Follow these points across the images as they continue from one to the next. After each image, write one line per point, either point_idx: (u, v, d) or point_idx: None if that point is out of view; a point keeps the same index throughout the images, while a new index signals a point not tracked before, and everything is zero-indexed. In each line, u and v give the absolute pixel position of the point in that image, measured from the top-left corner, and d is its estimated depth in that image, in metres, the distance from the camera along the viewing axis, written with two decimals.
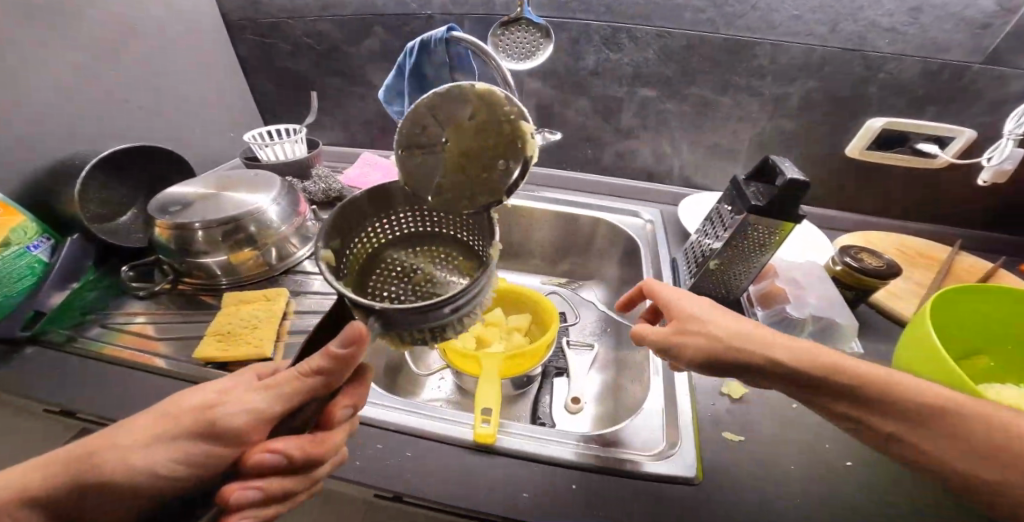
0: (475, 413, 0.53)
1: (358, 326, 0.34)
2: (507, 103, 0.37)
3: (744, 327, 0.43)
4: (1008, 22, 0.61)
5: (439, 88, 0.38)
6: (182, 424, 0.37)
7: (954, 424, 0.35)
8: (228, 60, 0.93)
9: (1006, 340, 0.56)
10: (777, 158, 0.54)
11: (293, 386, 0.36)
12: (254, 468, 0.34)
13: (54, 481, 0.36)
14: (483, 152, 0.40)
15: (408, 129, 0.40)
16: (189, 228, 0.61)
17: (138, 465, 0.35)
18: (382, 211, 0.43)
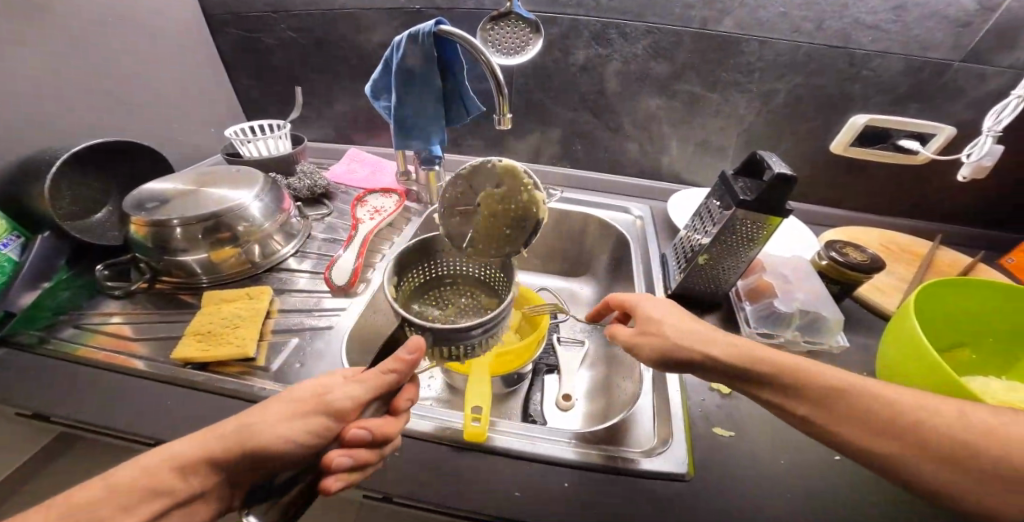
0: (464, 413, 0.52)
1: (417, 340, 0.42)
2: (525, 177, 0.50)
3: (694, 328, 0.46)
4: (987, 20, 0.62)
5: (474, 165, 0.50)
6: (295, 406, 0.40)
7: (870, 414, 0.38)
8: (208, 54, 0.91)
9: (986, 333, 0.57)
10: (765, 152, 0.54)
11: (386, 376, 0.42)
12: (350, 443, 0.40)
13: (180, 464, 0.36)
14: (506, 212, 0.52)
15: (450, 193, 0.52)
16: (167, 225, 0.59)
17: (259, 444, 0.38)
18: (426, 255, 0.54)
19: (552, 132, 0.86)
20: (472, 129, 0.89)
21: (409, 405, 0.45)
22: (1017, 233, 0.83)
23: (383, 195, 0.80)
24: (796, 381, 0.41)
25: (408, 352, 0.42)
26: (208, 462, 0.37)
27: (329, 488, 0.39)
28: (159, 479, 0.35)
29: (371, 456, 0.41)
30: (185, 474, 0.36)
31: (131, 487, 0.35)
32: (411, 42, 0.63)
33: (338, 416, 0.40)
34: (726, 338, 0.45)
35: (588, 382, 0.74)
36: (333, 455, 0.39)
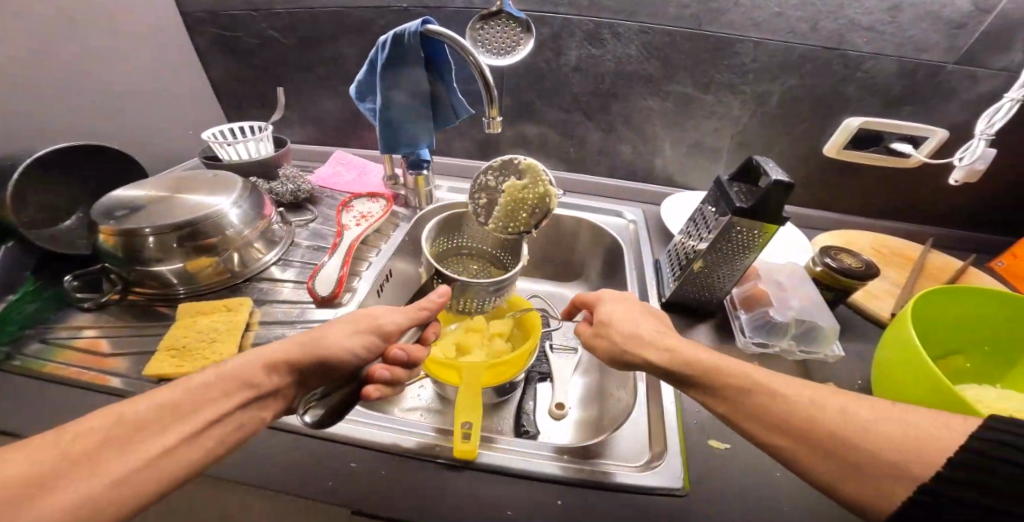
0: (455, 429, 0.50)
1: (445, 289, 0.55)
2: (542, 173, 0.58)
3: (645, 330, 0.47)
4: (982, 22, 0.61)
5: (500, 160, 0.59)
6: (355, 326, 0.48)
7: (781, 416, 0.38)
8: (185, 53, 0.87)
9: (981, 342, 0.56)
10: (761, 158, 0.52)
11: (421, 312, 0.53)
12: (391, 360, 0.48)
13: (269, 363, 0.42)
14: (523, 201, 0.61)
15: (481, 179, 0.61)
16: (138, 233, 0.56)
17: (326, 351, 0.45)
18: (457, 226, 0.66)
19: (543, 134, 0.84)
20: (462, 131, 0.87)
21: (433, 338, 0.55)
22: (1008, 235, 0.84)
23: (370, 200, 0.78)
24: (719, 381, 0.42)
25: (438, 295, 0.54)
26: (287, 364, 0.43)
27: (371, 394, 0.45)
28: (251, 373, 0.41)
29: (406, 374, 0.49)
30: (270, 372, 0.42)
31: (230, 377, 0.40)
32: (397, 42, 0.60)
33: (383, 338, 0.49)
34: (673, 345, 0.45)
35: (582, 388, 0.72)
36: (376, 369, 0.47)
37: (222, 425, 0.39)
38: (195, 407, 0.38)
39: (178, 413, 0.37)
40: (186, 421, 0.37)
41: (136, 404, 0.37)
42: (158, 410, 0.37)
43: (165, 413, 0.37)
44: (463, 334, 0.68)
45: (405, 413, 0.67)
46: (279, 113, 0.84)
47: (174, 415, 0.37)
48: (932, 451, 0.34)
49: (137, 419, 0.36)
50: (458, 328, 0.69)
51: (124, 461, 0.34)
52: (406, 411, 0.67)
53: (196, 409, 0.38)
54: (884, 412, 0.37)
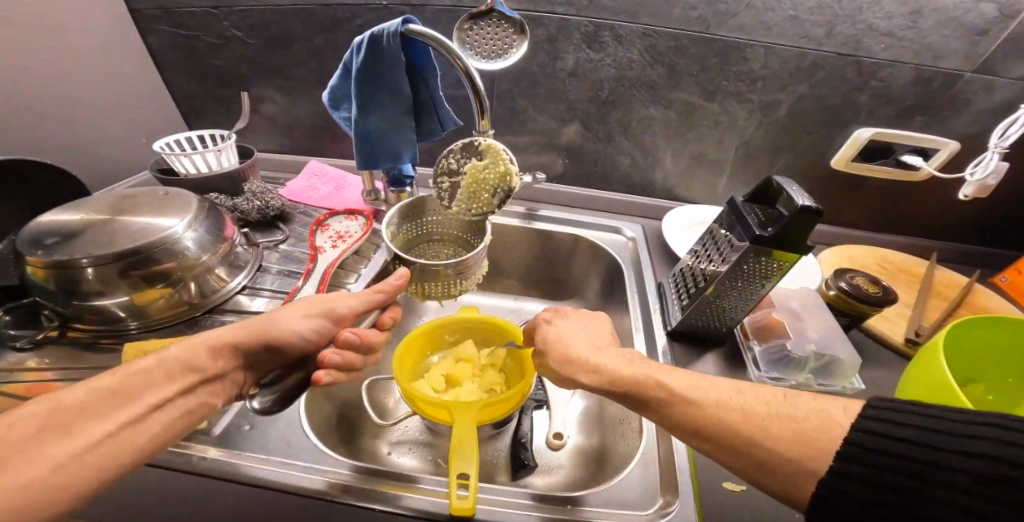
0: (450, 480, 0.43)
1: (405, 270, 0.49)
2: (505, 154, 0.49)
3: (569, 340, 0.45)
4: (1005, 29, 0.58)
5: (457, 141, 0.49)
6: (307, 309, 0.47)
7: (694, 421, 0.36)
8: (138, 54, 0.79)
9: (1005, 371, 0.52)
10: (783, 179, 0.47)
11: (376, 296, 0.50)
12: (341, 344, 0.46)
13: (216, 348, 0.41)
14: (488, 183, 0.52)
15: (440, 162, 0.51)
16: (74, 264, 0.49)
17: (274, 336, 0.45)
18: (418, 214, 0.56)
19: (535, 144, 0.79)
20: (448, 140, 0.80)
21: (391, 323, 0.54)
22: (1012, 249, 0.81)
23: (347, 217, 0.71)
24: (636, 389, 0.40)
25: (395, 278, 0.49)
26: (233, 348, 0.43)
27: (320, 379, 0.43)
28: (196, 357, 0.40)
29: (358, 359, 0.47)
30: (216, 356, 0.42)
31: (173, 362, 0.39)
32: (375, 46, 0.54)
33: (335, 321, 0.48)
34: (588, 356, 0.43)
35: (581, 413, 0.66)
36: (326, 352, 0.44)
37: (168, 409, 0.37)
38: (137, 392, 0.36)
39: (120, 399, 0.35)
40: (130, 405, 0.35)
41: (72, 390, 0.34)
42: (98, 396, 0.35)
43: (105, 398, 0.35)
44: (453, 366, 0.62)
45: (391, 447, 0.61)
46: (244, 120, 0.76)
47: (116, 399, 0.35)
48: (826, 442, 0.32)
49: (76, 405, 0.34)
50: (447, 359, 0.63)
51: (65, 448, 0.32)
52: (393, 445, 0.61)
53: (139, 393, 0.36)
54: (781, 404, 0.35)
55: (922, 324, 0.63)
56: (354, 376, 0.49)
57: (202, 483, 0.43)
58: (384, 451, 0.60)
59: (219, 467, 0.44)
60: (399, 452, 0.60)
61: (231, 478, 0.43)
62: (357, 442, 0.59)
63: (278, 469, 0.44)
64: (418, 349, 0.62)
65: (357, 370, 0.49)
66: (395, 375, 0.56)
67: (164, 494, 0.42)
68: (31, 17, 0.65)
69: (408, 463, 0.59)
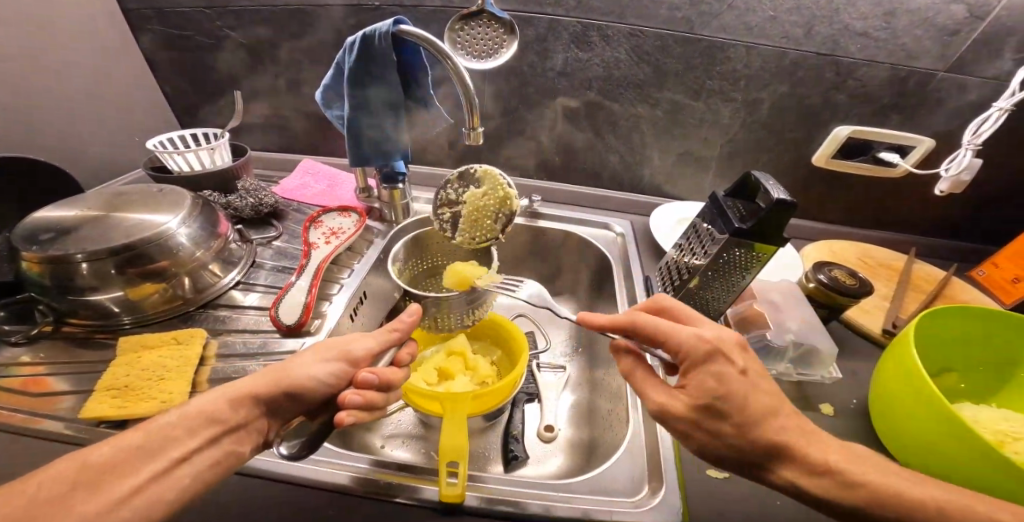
0: (440, 468, 0.44)
1: (416, 306, 0.48)
2: (502, 180, 0.55)
3: (752, 405, 0.36)
4: (975, 30, 0.60)
5: (457, 171, 0.56)
6: (323, 353, 0.42)
7: (883, 518, 0.34)
8: (131, 54, 0.79)
9: (973, 360, 0.55)
10: (760, 175, 0.49)
11: (392, 334, 0.46)
12: (362, 384, 0.41)
13: (235, 397, 0.38)
14: (489, 207, 0.57)
15: (439, 194, 0.56)
16: (69, 259, 0.50)
17: (293, 382, 0.40)
18: (421, 248, 0.60)
19: (526, 142, 0.80)
20: (440, 139, 0.82)
21: (410, 360, 0.47)
22: (988, 244, 0.84)
23: (340, 214, 0.71)
24: (813, 473, 0.35)
25: (409, 314, 0.47)
26: (254, 399, 0.39)
27: (342, 421, 0.38)
28: (215, 408, 0.37)
29: (382, 399, 0.42)
30: (238, 405, 0.38)
31: (193, 414, 0.36)
32: (367, 45, 0.55)
33: (353, 363, 0.43)
34: (772, 434, 0.36)
35: (572, 406, 0.68)
36: (345, 393, 0.40)
37: (194, 462, 0.35)
38: (163, 446, 0.34)
39: (144, 454, 0.34)
40: (153, 462, 0.33)
41: (100, 448, 0.33)
42: (122, 453, 0.33)
43: (130, 454, 0.33)
44: (444, 359, 0.63)
45: (384, 440, 0.62)
46: (236, 119, 0.77)
47: (139, 456, 0.33)
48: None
49: (101, 463, 0.32)
50: (438, 353, 0.64)
51: (93, 504, 0.30)
52: (385, 439, 0.62)
53: (163, 447, 0.34)
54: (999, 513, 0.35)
55: (898, 314, 0.65)
56: (379, 416, 0.43)
57: None
58: (377, 444, 0.61)
59: None
60: (392, 445, 0.61)
61: None
62: (350, 435, 0.60)
63: (273, 460, 0.45)
64: None
65: (381, 410, 0.43)
66: None
67: None
68: (22, 16, 0.65)
69: (401, 455, 0.60)
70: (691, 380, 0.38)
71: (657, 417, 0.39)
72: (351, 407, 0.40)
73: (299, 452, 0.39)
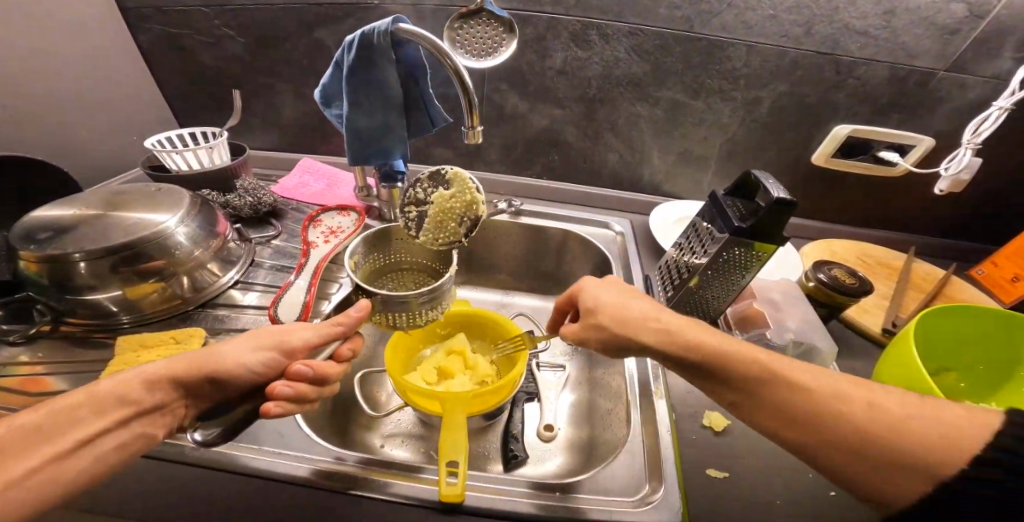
0: (439, 468, 0.44)
1: (365, 301, 0.46)
2: (469, 182, 0.53)
3: (635, 308, 0.43)
4: (975, 29, 0.60)
5: (425, 170, 0.53)
6: (257, 341, 0.41)
7: (786, 400, 0.36)
8: (128, 53, 0.79)
9: (972, 359, 0.54)
10: (760, 174, 0.49)
11: (334, 328, 0.44)
12: (294, 376, 0.40)
13: (151, 380, 0.37)
14: (454, 210, 0.54)
15: (409, 192, 0.54)
16: (67, 258, 0.50)
17: (215, 369, 0.39)
18: (382, 245, 0.57)
19: (525, 142, 0.80)
20: (440, 138, 0.82)
21: (351, 355, 0.46)
22: (988, 244, 0.84)
23: (339, 213, 0.71)
24: (704, 357, 0.40)
25: (355, 310, 0.45)
26: (172, 382, 0.38)
27: (268, 412, 0.38)
28: (128, 390, 0.37)
29: (313, 392, 0.41)
30: (153, 389, 0.37)
31: (103, 395, 0.36)
32: (366, 44, 0.55)
33: (287, 353, 0.42)
34: (654, 323, 0.42)
35: (571, 405, 0.68)
36: (275, 384, 0.39)
37: (98, 445, 0.34)
38: (65, 428, 0.34)
39: (44, 435, 0.33)
40: (51, 443, 0.33)
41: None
42: (19, 433, 0.32)
43: (27, 435, 0.32)
44: (444, 358, 0.63)
45: (383, 440, 0.61)
46: (235, 118, 0.77)
47: (40, 438, 0.33)
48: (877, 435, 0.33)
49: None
50: (439, 352, 0.64)
51: None
52: (385, 438, 0.62)
53: (66, 428, 0.34)
54: (913, 403, 0.34)
55: (898, 314, 0.65)
56: (309, 408, 0.43)
57: (196, 473, 0.43)
58: (376, 443, 0.61)
59: (211, 458, 0.44)
60: (391, 445, 0.61)
61: (223, 468, 0.43)
62: (349, 435, 0.60)
63: (272, 460, 0.45)
64: (409, 341, 0.64)
65: (311, 402, 0.42)
66: (387, 368, 0.57)
67: (158, 484, 0.42)
68: (19, 13, 0.65)
69: (400, 455, 0.60)
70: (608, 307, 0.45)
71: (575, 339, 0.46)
72: (279, 398, 0.39)
73: (212, 439, 0.36)
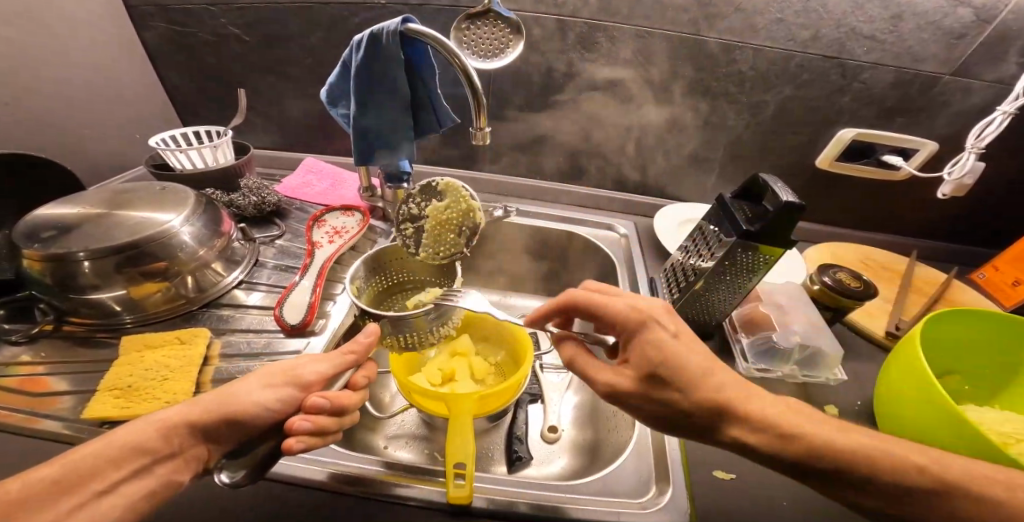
0: (447, 469, 0.44)
1: (374, 327, 0.46)
2: (462, 190, 0.52)
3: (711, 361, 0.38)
4: (980, 34, 0.61)
5: (417, 184, 0.52)
6: (269, 378, 0.41)
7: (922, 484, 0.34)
8: (132, 52, 0.79)
9: (978, 362, 0.55)
10: (769, 177, 0.49)
11: (347, 357, 0.44)
12: (310, 409, 0.39)
13: (167, 426, 0.36)
14: (452, 222, 0.54)
15: (401, 209, 0.54)
16: (72, 257, 0.49)
17: (233, 409, 0.38)
18: (381, 268, 0.56)
19: (530, 143, 0.80)
20: (443, 139, 0.82)
21: (367, 382, 0.46)
22: (987, 247, 0.84)
23: (343, 213, 0.71)
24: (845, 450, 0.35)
25: (366, 336, 0.45)
26: (190, 427, 0.37)
27: (290, 448, 0.37)
28: (143, 437, 0.35)
29: (332, 423, 0.40)
30: (169, 434, 0.36)
31: (119, 444, 0.34)
32: (377, 45, 0.54)
33: (304, 387, 0.41)
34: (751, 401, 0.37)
35: (575, 407, 0.67)
36: (293, 419, 0.38)
37: (120, 494, 0.33)
38: (83, 479, 0.33)
39: (63, 488, 0.32)
40: (73, 495, 0.32)
41: (8, 484, 0.31)
42: (39, 487, 0.31)
43: (45, 490, 0.31)
44: (448, 360, 0.63)
45: (387, 441, 0.61)
46: (240, 116, 0.76)
47: (59, 491, 0.32)
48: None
49: (13, 500, 0.31)
50: (440, 353, 0.64)
51: None
52: (389, 440, 0.61)
53: (84, 480, 0.33)
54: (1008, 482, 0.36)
55: (902, 318, 0.65)
56: (332, 440, 0.42)
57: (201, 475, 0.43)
58: (381, 445, 0.61)
59: None
60: (395, 446, 0.61)
61: None
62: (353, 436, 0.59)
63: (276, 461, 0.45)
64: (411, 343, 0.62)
65: (333, 433, 0.42)
66: (392, 370, 0.57)
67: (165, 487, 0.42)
68: (23, 11, 0.65)
69: (404, 456, 0.59)
70: (632, 352, 0.39)
71: (609, 396, 0.40)
72: (299, 434, 0.38)
73: (241, 480, 0.37)
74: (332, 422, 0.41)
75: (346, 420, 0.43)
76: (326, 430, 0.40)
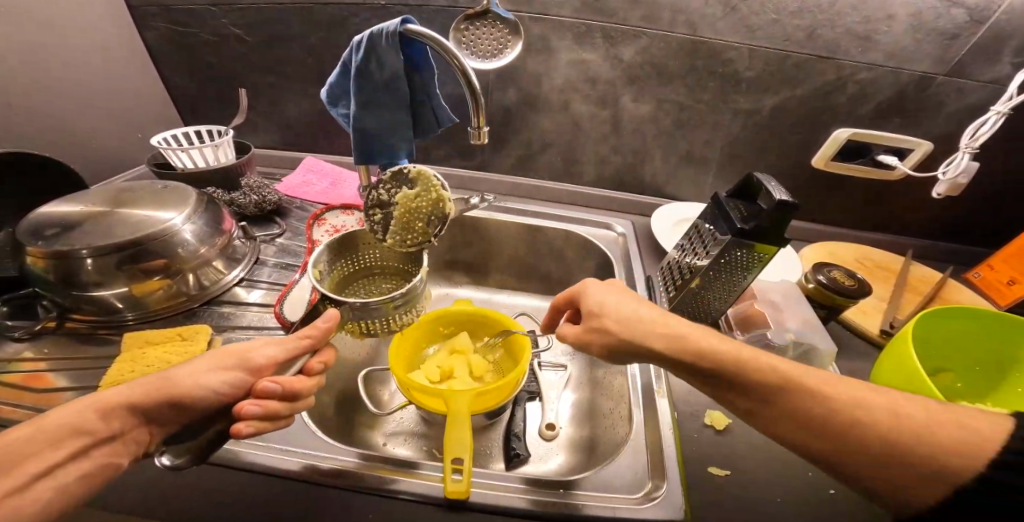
0: (444, 465, 0.44)
1: (333, 312, 0.44)
2: (434, 179, 0.53)
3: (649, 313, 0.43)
4: (973, 35, 0.61)
5: (389, 169, 0.52)
6: (219, 362, 0.40)
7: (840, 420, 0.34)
8: (134, 51, 0.79)
9: (971, 361, 0.55)
10: (764, 176, 0.50)
11: (302, 341, 0.44)
12: (261, 394, 0.39)
13: (106, 407, 0.36)
14: (421, 211, 0.55)
15: (371, 194, 0.54)
16: (74, 254, 0.50)
17: (177, 392, 0.38)
18: (346, 252, 0.57)
19: (528, 142, 0.81)
20: (443, 139, 0.82)
21: (323, 369, 0.45)
22: (983, 247, 0.85)
23: (343, 212, 0.72)
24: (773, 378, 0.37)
25: (324, 321, 0.44)
26: (131, 409, 0.37)
27: (238, 432, 0.36)
28: (82, 419, 0.35)
29: (281, 408, 0.40)
30: (111, 416, 0.36)
31: (55, 427, 0.34)
32: (376, 45, 0.55)
33: (254, 371, 0.41)
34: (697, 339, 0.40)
35: (573, 405, 0.68)
36: (242, 403, 0.37)
37: (56, 477, 0.33)
38: (15, 462, 0.32)
39: None
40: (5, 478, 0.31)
41: None
42: None
43: None
44: (447, 358, 0.64)
45: (386, 438, 0.62)
46: (240, 116, 0.76)
47: None
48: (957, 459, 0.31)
49: None
50: (441, 351, 0.65)
51: None
52: (388, 437, 0.62)
53: (19, 462, 0.32)
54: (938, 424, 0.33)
55: (896, 316, 0.66)
56: (283, 425, 0.41)
57: (201, 470, 0.43)
58: (379, 441, 0.61)
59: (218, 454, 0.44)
60: (394, 442, 0.61)
61: (232, 464, 0.44)
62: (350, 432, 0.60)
63: (276, 456, 0.45)
64: (412, 340, 0.64)
65: (285, 418, 0.41)
66: (390, 365, 0.57)
67: (165, 482, 0.42)
68: (26, 11, 0.65)
69: (402, 453, 0.60)
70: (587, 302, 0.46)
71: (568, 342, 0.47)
72: (249, 418, 0.37)
73: (181, 463, 0.36)
74: (281, 408, 0.40)
75: (297, 406, 0.42)
76: (274, 416, 0.39)
